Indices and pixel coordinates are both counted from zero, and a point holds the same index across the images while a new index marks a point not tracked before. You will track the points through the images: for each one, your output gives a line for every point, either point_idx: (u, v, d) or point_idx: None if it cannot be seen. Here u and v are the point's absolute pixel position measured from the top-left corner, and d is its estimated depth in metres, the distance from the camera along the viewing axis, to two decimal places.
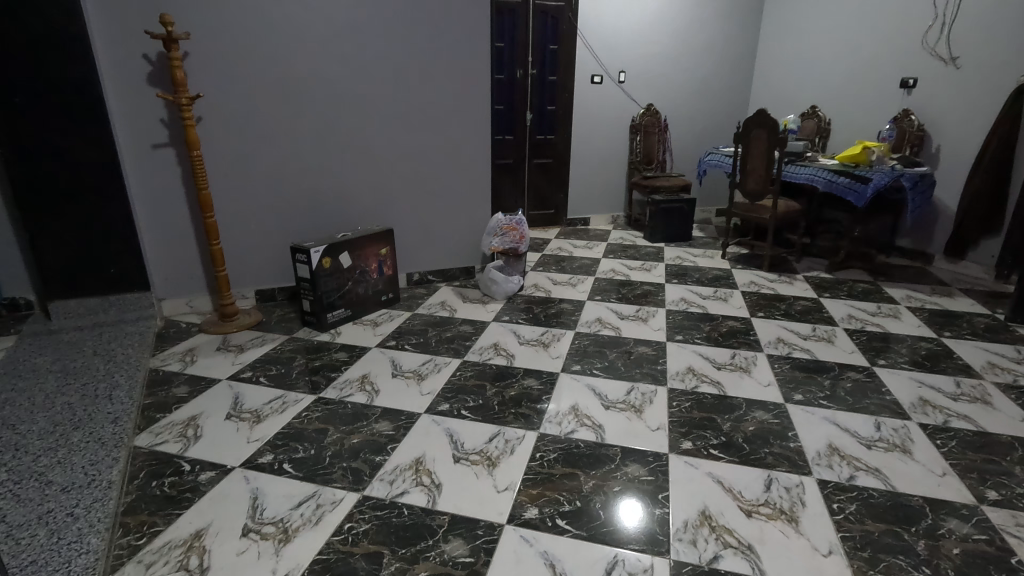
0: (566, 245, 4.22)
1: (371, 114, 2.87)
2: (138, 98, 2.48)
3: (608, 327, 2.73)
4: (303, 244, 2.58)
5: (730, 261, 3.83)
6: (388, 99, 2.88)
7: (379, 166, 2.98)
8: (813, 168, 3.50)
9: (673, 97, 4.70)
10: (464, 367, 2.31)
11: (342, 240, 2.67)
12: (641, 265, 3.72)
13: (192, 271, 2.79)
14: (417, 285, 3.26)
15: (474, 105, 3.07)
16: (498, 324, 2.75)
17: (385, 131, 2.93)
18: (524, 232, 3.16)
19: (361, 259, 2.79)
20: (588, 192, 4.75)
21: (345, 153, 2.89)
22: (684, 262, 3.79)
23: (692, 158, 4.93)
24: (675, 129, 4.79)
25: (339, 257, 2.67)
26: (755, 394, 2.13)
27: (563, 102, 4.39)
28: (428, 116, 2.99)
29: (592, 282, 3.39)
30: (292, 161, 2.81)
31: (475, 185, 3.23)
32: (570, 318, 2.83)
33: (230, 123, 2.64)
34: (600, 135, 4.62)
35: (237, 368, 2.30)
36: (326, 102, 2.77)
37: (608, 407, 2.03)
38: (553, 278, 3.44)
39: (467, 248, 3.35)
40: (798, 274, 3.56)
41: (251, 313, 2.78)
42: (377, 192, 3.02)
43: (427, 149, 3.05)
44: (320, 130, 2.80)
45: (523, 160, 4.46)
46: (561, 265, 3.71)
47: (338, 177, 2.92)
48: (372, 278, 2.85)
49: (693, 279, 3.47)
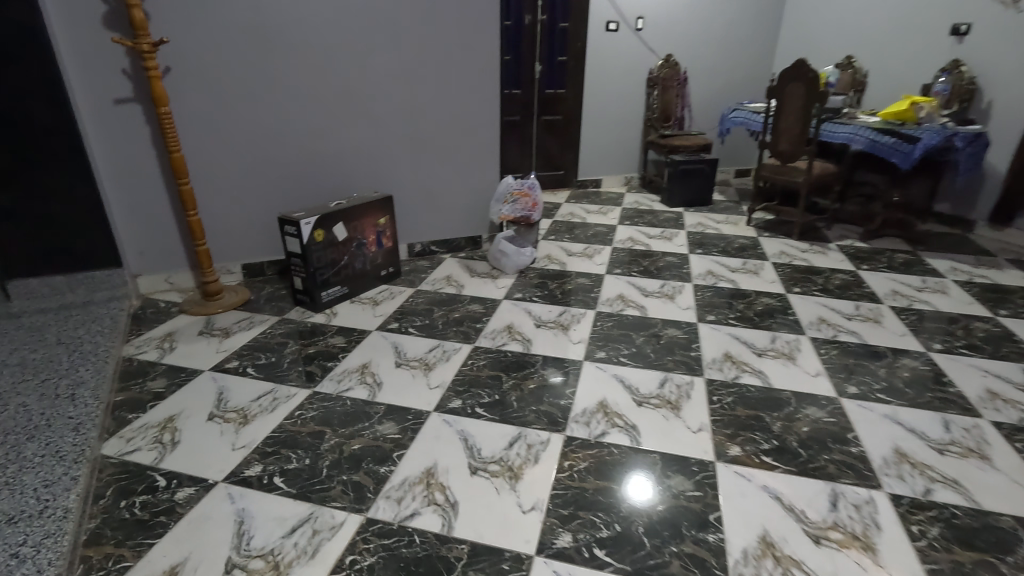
0: (578, 210, 3.92)
1: (366, 67, 2.54)
2: (92, 44, 2.13)
3: (632, 306, 2.48)
4: (292, 214, 2.29)
5: (756, 228, 3.55)
6: (384, 49, 2.54)
7: (376, 127, 2.67)
8: (854, 125, 3.17)
9: (695, 47, 4.31)
10: (476, 355, 2.07)
11: (335, 209, 2.37)
12: (661, 233, 3.44)
13: (169, 244, 2.51)
14: (419, 257, 2.99)
15: (481, 56, 2.73)
16: (510, 302, 2.50)
17: (382, 87, 2.60)
18: (537, 198, 2.86)
19: (358, 230, 2.50)
20: (600, 152, 4.41)
21: (338, 110, 2.57)
22: (708, 230, 3.51)
23: (713, 116, 4.58)
24: (696, 83, 4.42)
25: (333, 229, 2.38)
26: (804, 386, 1.90)
27: (575, 52, 4.01)
28: (430, 69, 2.65)
29: (609, 253, 3.11)
30: (278, 120, 2.49)
31: (482, 148, 2.92)
32: (590, 295, 2.57)
33: (204, 76, 2.32)
34: (614, 89, 4.25)
35: (222, 355, 2.05)
36: (315, 52, 2.44)
37: (641, 403, 1.80)
38: (567, 248, 3.16)
39: (474, 217, 3.06)
40: (830, 243, 3.29)
41: (238, 291, 2.51)
42: (374, 156, 2.72)
43: (430, 108, 2.73)
44: (308, 85, 2.48)
45: (531, 117, 4.11)
46: (575, 234, 3.43)
47: (330, 139, 2.61)
48: (370, 251, 2.57)
49: (719, 249, 3.20)
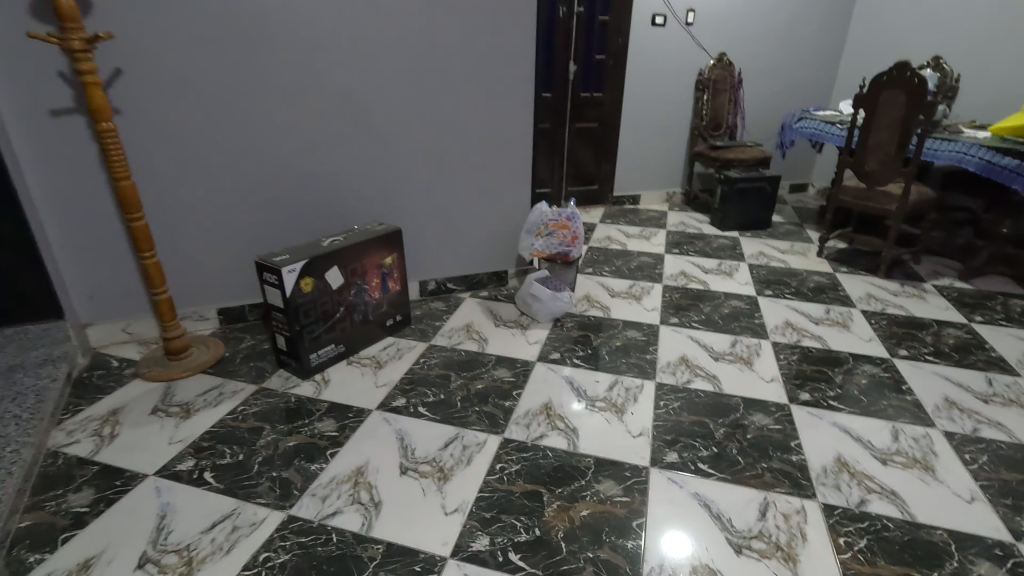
0: (615, 233, 3.41)
1: (374, 70, 2.05)
2: (15, 39, 1.65)
3: (700, 375, 1.97)
4: (272, 258, 1.80)
5: (829, 261, 3.01)
6: (395, 47, 2.04)
7: (384, 142, 2.17)
8: (963, 142, 2.60)
9: (753, 45, 3.76)
10: (507, 455, 1.58)
11: (329, 250, 1.88)
12: (718, 267, 2.91)
13: (127, 287, 2.04)
14: (433, 297, 2.50)
15: (515, 57, 2.22)
16: (546, 367, 2.00)
17: (393, 94, 2.11)
18: (577, 231, 2.33)
19: (358, 274, 2.00)
20: (640, 165, 3.88)
21: (338, 123, 2.08)
22: (773, 263, 2.97)
23: (768, 123, 4.02)
24: (752, 85, 3.87)
25: (326, 274, 1.89)
26: (960, 521, 1.38)
27: (616, 50, 3.48)
28: (452, 73, 2.16)
29: (661, 294, 2.59)
30: (263, 136, 2.01)
31: (512, 168, 2.42)
32: (643, 358, 2.07)
33: (169, 81, 1.84)
34: (660, 92, 3.71)
35: (176, 448, 1.58)
36: (310, 50, 1.95)
37: (739, 550, 1.29)
38: (609, 287, 2.65)
39: (500, 247, 2.56)
40: (925, 284, 2.74)
41: (209, 347, 2.04)
42: (382, 178, 2.23)
43: (451, 120, 2.23)
44: (301, 92, 1.99)
45: (563, 124, 3.60)
46: (616, 265, 2.92)
47: (327, 158, 2.12)
48: (373, 298, 2.08)
49: (792, 290, 2.67)
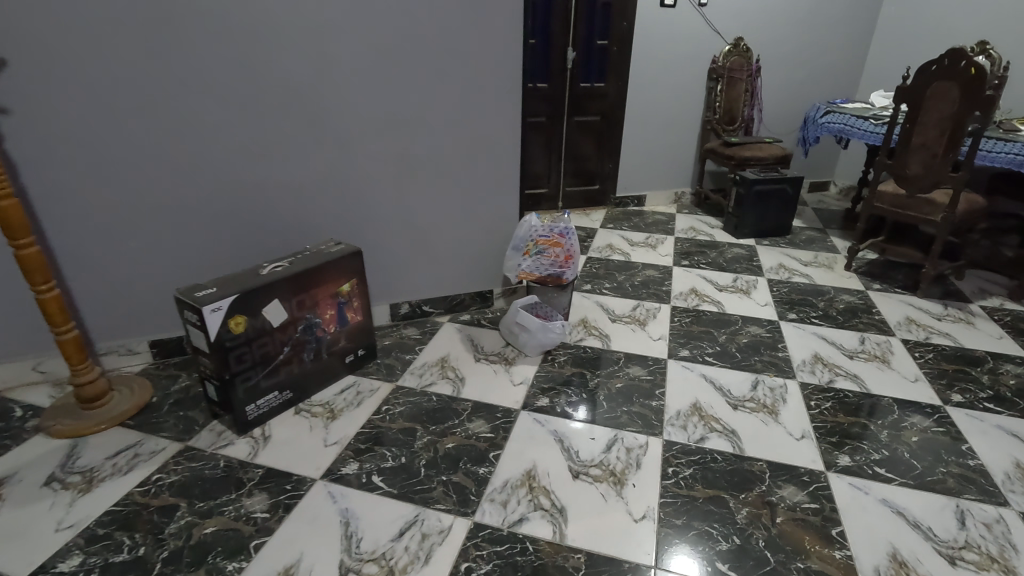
0: (618, 240, 3.06)
1: (329, 65, 1.73)
2: None
3: (717, 429, 1.64)
4: (196, 292, 1.47)
5: (859, 276, 2.67)
6: (355, 37, 1.72)
7: (341, 146, 1.84)
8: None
9: (773, 29, 3.37)
10: (477, 549, 1.26)
11: (266, 281, 1.55)
12: (733, 283, 2.57)
13: (36, 319, 1.72)
14: (406, 322, 2.19)
15: (499, 50, 1.90)
16: (532, 418, 1.68)
17: (354, 93, 1.79)
18: (572, 248, 1.99)
19: (307, 307, 1.68)
20: (646, 163, 3.52)
21: (288, 126, 1.76)
22: (795, 278, 2.63)
23: (787, 116, 3.65)
24: (771, 74, 3.49)
25: (265, 310, 1.56)
26: None
27: (621, 35, 3.11)
28: (425, 68, 1.83)
29: (669, 318, 2.26)
30: (194, 142, 1.68)
31: (495, 178, 2.09)
32: (648, 405, 1.74)
33: (76, 76, 1.52)
34: (669, 82, 3.34)
35: (64, 536, 1.27)
36: (250, 41, 1.62)
37: None
38: (609, 310, 2.32)
39: (483, 264, 2.24)
40: (971, 306, 2.39)
41: (133, 391, 1.72)
42: (342, 190, 1.91)
43: (422, 123, 1.90)
44: (241, 90, 1.67)
45: (561, 118, 3.25)
46: (618, 281, 2.58)
47: (275, 168, 1.80)
48: (327, 333, 1.75)
49: (819, 312, 2.33)
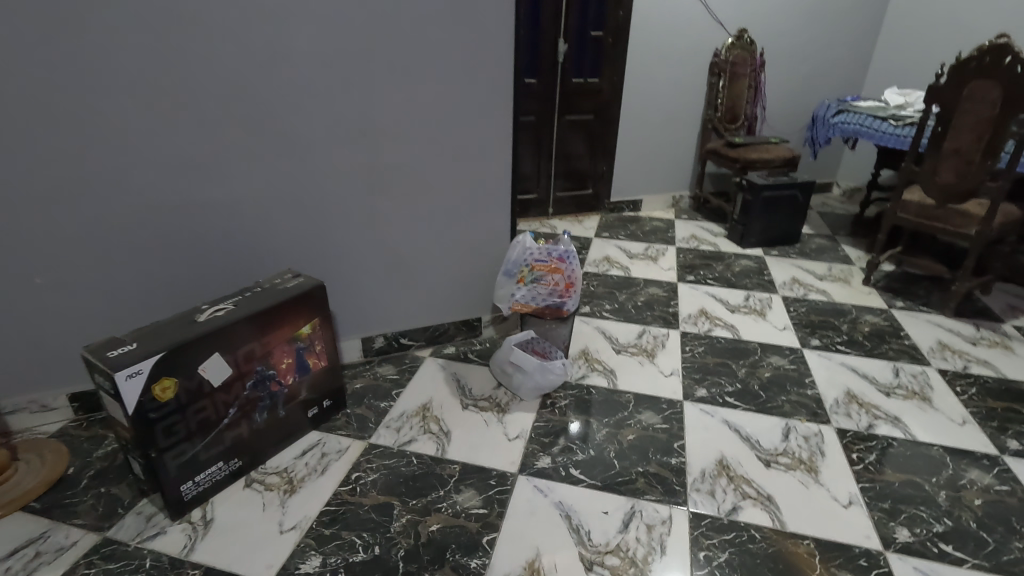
0: (616, 252, 2.80)
1: (280, 62, 1.44)
2: None
3: (751, 495, 1.40)
4: (111, 351, 1.16)
5: (879, 292, 2.45)
6: (314, 31, 1.44)
7: (299, 158, 1.56)
8: None
9: (779, 20, 3.12)
10: None
11: (203, 332, 1.25)
12: (746, 302, 2.33)
13: None
14: (382, 359, 1.90)
15: (486, 48, 1.62)
16: (532, 485, 1.41)
17: (314, 97, 1.50)
18: (572, 274, 1.71)
19: (258, 359, 1.37)
20: (644, 165, 3.26)
21: (233, 137, 1.47)
22: (812, 295, 2.40)
23: (792, 113, 3.41)
24: (775, 69, 3.25)
25: (203, 369, 1.26)
26: None
27: (616, 25, 2.83)
28: (397, 68, 1.55)
29: (680, 348, 2.00)
30: (116, 157, 1.39)
31: (482, 196, 1.82)
32: (668, 464, 1.48)
33: None
34: (669, 77, 3.07)
35: None
36: (182, 36, 1.33)
37: None
38: (613, 338, 2.05)
39: (470, 290, 1.96)
40: (1005, 326, 2.18)
41: (44, 458, 1.41)
42: (302, 211, 1.62)
43: (394, 130, 1.62)
44: (173, 94, 1.38)
45: (551, 117, 2.97)
46: (620, 302, 2.32)
47: (218, 186, 1.51)
48: (283, 386, 1.46)
49: (843, 337, 2.10)
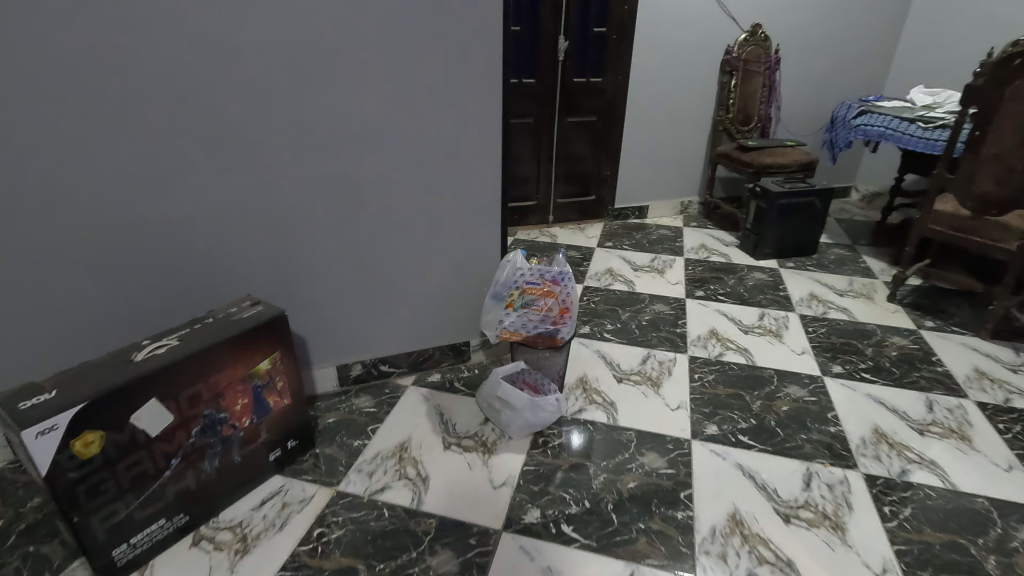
0: (619, 264, 2.62)
1: (235, 67, 1.27)
2: None
3: (769, 560, 1.22)
4: (24, 402, 1.00)
5: (906, 310, 2.25)
6: (272, 29, 1.26)
7: (261, 174, 1.39)
8: None
9: (796, 14, 2.91)
10: None
11: (137, 376, 1.09)
12: (761, 322, 2.14)
13: None
14: (359, 389, 1.73)
15: (471, 47, 1.44)
16: (518, 546, 1.24)
17: (274, 103, 1.33)
18: (565, 297, 1.53)
19: (205, 402, 1.21)
20: (650, 169, 3.07)
21: (183, 149, 1.30)
22: (832, 314, 2.21)
23: (809, 114, 3.21)
24: (791, 66, 3.04)
25: (136, 418, 1.09)
26: None
27: (621, 20, 2.64)
28: (369, 72, 1.38)
29: (688, 376, 1.82)
30: (48, 174, 1.22)
31: (469, 210, 1.64)
32: (674, 520, 1.31)
33: None
34: (677, 76, 2.88)
35: None
36: (120, 37, 1.16)
37: None
38: (614, 364, 1.87)
39: (457, 312, 1.79)
40: None
41: None
42: (267, 231, 1.46)
43: (368, 141, 1.45)
44: (111, 102, 1.20)
45: (551, 119, 2.79)
46: (623, 321, 2.14)
47: (169, 204, 1.34)
48: (238, 431, 1.29)
49: (869, 362, 1.91)
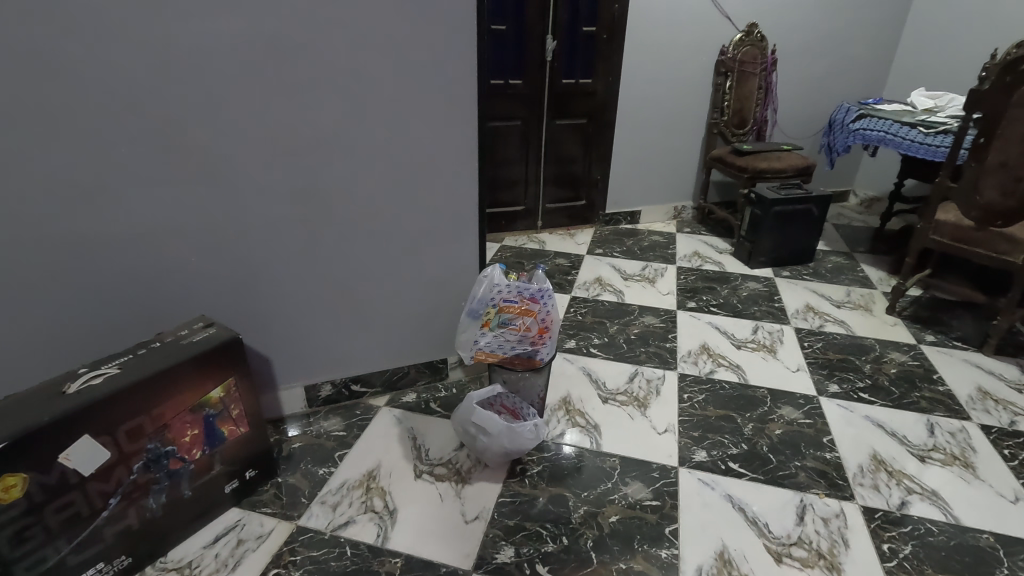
0: (609, 272, 2.53)
1: (184, 71, 1.17)
2: None
3: None
4: None
5: (905, 323, 2.16)
6: (222, 29, 1.17)
7: (216, 185, 1.29)
8: None
9: (793, 14, 2.82)
10: None
11: (66, 411, 0.99)
12: (755, 336, 2.05)
13: None
14: (329, 410, 1.64)
15: (442, 49, 1.34)
16: None
17: (228, 110, 1.24)
18: (543, 316, 1.44)
19: (147, 435, 1.12)
20: (642, 173, 2.98)
21: (130, 158, 1.20)
22: (829, 327, 2.12)
23: (806, 116, 3.11)
24: (788, 68, 2.95)
25: (66, 456, 1.00)
26: None
27: (612, 19, 2.55)
28: (332, 76, 1.28)
29: (678, 395, 1.73)
30: None
31: (444, 221, 1.55)
32: (658, 561, 1.22)
33: None
34: (670, 77, 2.78)
35: None
36: (53, 39, 1.06)
37: None
38: (599, 383, 1.78)
39: (434, 329, 1.69)
40: None
41: None
42: (224, 245, 1.36)
43: (332, 150, 1.36)
44: (46, 109, 1.11)
45: (540, 121, 2.69)
46: (610, 335, 2.05)
47: (116, 217, 1.24)
48: (187, 463, 1.20)
49: (867, 381, 1.82)
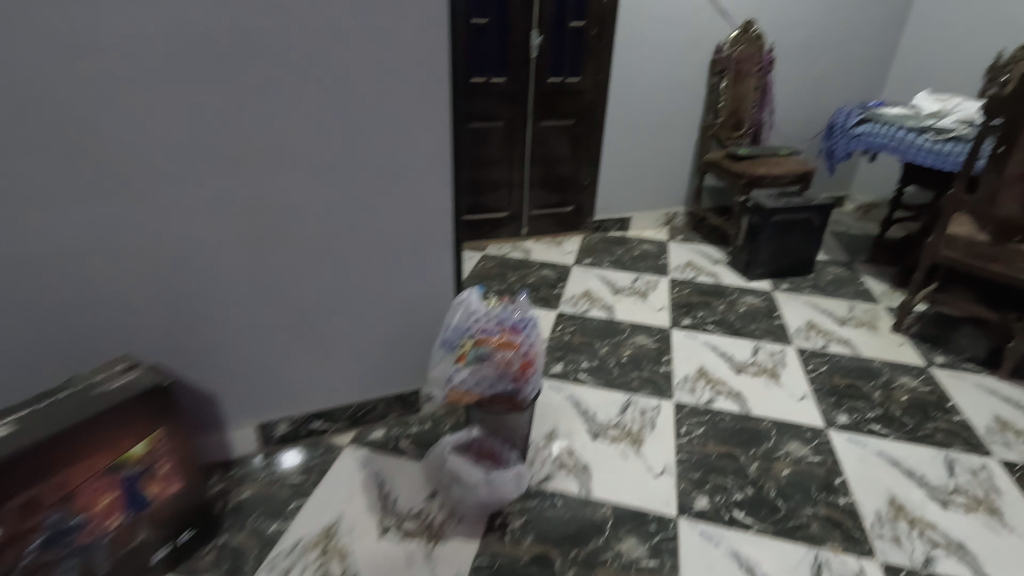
0: (598, 285, 2.36)
1: (99, 68, 0.99)
2: None
3: None
4: None
5: (913, 343, 2.02)
6: (142, 18, 0.98)
7: (144, 200, 1.11)
8: None
9: (793, 11, 2.67)
10: None
11: None
12: (756, 359, 1.89)
13: None
14: (286, 450, 1.45)
15: (409, 44, 1.15)
16: None
17: (155, 114, 1.05)
18: (526, 346, 1.27)
19: (44, 508, 0.92)
20: (634, 177, 2.82)
21: (34, 170, 1.02)
22: (834, 347, 1.98)
23: (805, 119, 2.97)
24: (786, 68, 2.80)
25: None
26: None
27: (601, 14, 2.37)
28: (278, 75, 1.10)
29: (675, 429, 1.57)
30: None
31: (416, 241, 1.36)
32: None
33: None
34: (663, 77, 2.62)
35: None
36: None
37: None
38: (588, 415, 1.61)
39: (406, 359, 1.51)
40: None
41: None
42: (158, 269, 1.18)
43: (281, 161, 1.17)
44: None
45: (524, 122, 2.52)
46: (601, 357, 1.88)
47: (22, 239, 1.06)
48: (99, 537, 1.00)
49: (878, 410, 1.67)
